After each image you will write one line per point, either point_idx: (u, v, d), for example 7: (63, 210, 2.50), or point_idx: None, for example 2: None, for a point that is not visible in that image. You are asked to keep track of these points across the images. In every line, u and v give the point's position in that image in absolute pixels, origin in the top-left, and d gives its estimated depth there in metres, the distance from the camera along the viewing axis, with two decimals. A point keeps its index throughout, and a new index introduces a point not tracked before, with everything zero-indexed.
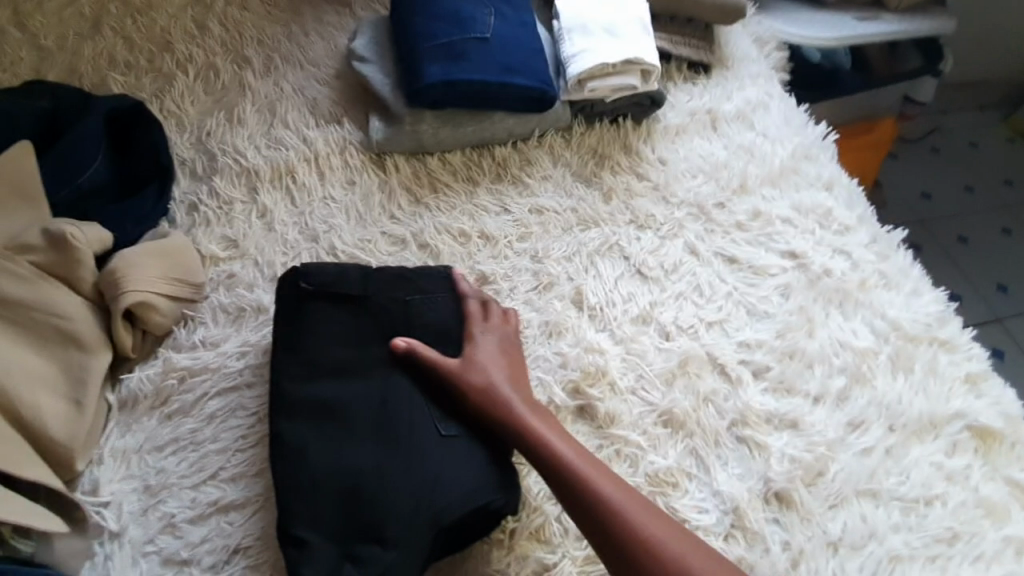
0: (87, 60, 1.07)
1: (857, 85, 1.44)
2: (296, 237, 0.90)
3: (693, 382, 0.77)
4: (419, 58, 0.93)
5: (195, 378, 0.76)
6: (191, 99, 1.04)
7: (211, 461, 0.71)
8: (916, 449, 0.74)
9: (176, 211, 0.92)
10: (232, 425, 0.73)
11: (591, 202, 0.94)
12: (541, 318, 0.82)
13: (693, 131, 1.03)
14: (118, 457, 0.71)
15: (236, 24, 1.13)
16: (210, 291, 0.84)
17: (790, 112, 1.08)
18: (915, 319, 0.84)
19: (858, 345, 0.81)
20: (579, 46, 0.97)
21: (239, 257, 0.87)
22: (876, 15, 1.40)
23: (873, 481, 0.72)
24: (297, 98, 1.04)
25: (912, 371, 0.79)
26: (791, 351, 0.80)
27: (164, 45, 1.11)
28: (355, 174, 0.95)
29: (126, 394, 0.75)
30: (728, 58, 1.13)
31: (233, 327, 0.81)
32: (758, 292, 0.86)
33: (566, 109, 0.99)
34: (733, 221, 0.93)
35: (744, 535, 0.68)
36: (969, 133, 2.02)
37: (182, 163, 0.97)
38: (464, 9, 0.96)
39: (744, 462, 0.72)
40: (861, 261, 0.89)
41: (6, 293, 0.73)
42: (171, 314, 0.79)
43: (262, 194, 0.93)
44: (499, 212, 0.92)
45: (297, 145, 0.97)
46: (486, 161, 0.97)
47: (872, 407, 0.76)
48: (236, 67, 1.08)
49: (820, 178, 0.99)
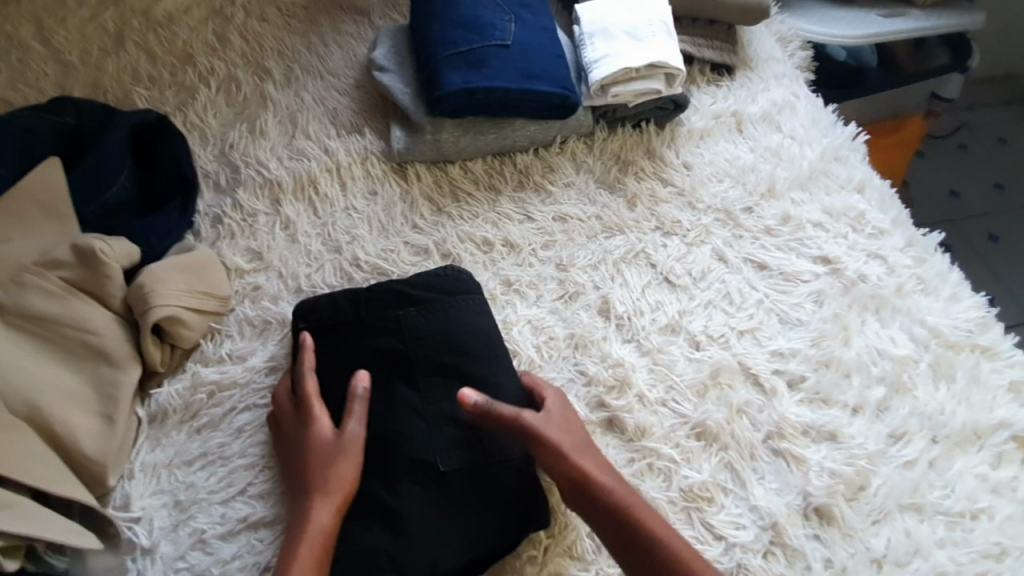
0: (111, 74, 1.08)
1: (883, 82, 1.41)
2: (320, 249, 0.89)
3: (725, 393, 0.75)
4: (439, 67, 0.91)
5: (224, 392, 0.76)
6: (213, 111, 1.05)
7: (240, 477, 0.71)
8: (959, 461, 0.72)
9: (200, 224, 0.92)
10: (260, 440, 0.73)
11: (616, 209, 0.92)
12: (568, 328, 0.81)
13: (718, 135, 1.01)
14: (148, 472, 0.71)
15: (256, 36, 1.14)
16: (236, 304, 0.84)
17: (818, 113, 1.05)
18: (956, 325, 0.81)
19: (896, 353, 0.78)
20: (602, 51, 0.95)
21: (264, 269, 0.87)
22: (902, 11, 1.37)
23: (916, 495, 0.69)
24: (318, 108, 1.04)
25: (954, 379, 0.77)
26: (827, 361, 0.78)
27: (186, 58, 1.11)
28: (377, 184, 0.95)
29: (155, 408, 0.75)
30: (752, 58, 1.11)
31: (260, 340, 0.81)
32: (790, 299, 0.84)
33: (588, 114, 0.98)
34: (762, 226, 0.91)
35: (783, 551, 0.66)
36: (998, 128, 1.96)
37: (206, 176, 0.97)
38: (484, 15, 0.94)
39: (781, 475, 0.70)
40: (897, 266, 0.87)
41: (38, 309, 0.74)
42: (198, 328, 0.79)
43: (285, 206, 0.93)
44: (522, 220, 0.91)
45: (319, 156, 0.97)
46: (508, 169, 0.96)
47: (914, 417, 0.74)
48: (257, 80, 1.09)
49: (851, 180, 0.96)
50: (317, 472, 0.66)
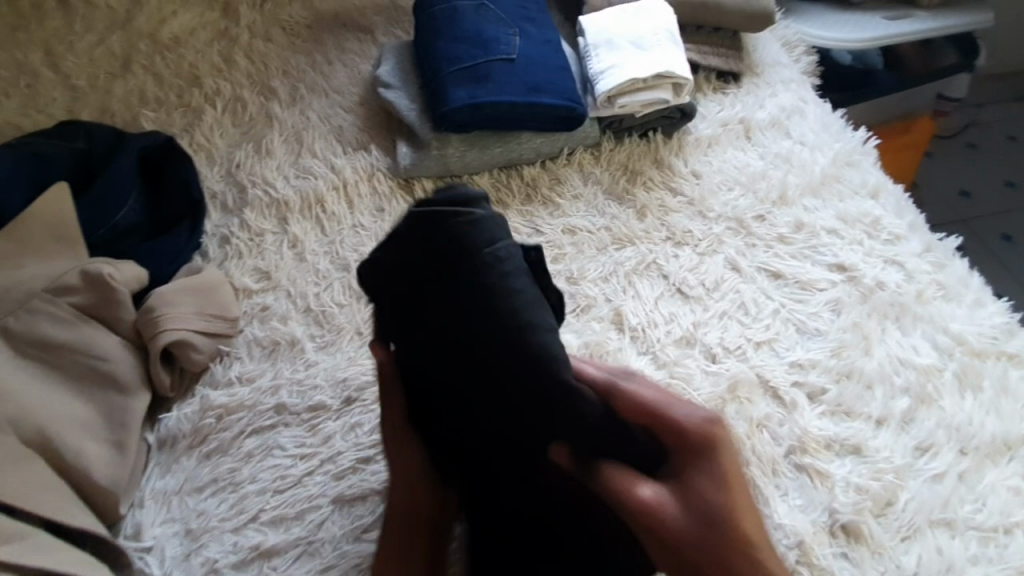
0: (119, 98, 1.09)
1: (892, 84, 1.40)
2: (328, 267, 0.89)
3: (745, 407, 0.73)
4: (444, 82, 0.91)
5: (232, 415, 0.75)
6: (220, 132, 1.05)
7: (251, 503, 0.69)
8: (990, 473, 0.69)
9: (209, 245, 0.92)
10: (270, 465, 0.72)
11: (626, 220, 0.91)
12: (581, 341, 0.79)
13: (727, 142, 1.00)
14: (159, 499, 0.70)
15: (261, 56, 1.15)
16: (245, 325, 0.83)
17: (827, 117, 1.04)
18: (981, 332, 0.79)
19: (920, 362, 0.76)
20: (606, 63, 0.94)
21: (272, 289, 0.87)
22: (907, 13, 1.35)
23: (947, 510, 0.67)
24: (323, 126, 1.04)
25: (981, 389, 0.75)
26: (848, 371, 0.76)
27: (192, 79, 1.12)
28: (384, 201, 0.94)
29: (164, 432, 0.75)
30: (758, 64, 1.10)
31: (268, 361, 0.80)
32: (807, 308, 0.82)
33: (594, 125, 0.97)
34: (775, 234, 0.89)
35: (812, 572, 0.64)
36: (1009, 126, 1.93)
37: (214, 197, 0.98)
38: (488, 30, 0.94)
39: (805, 492, 0.68)
40: (916, 272, 0.85)
41: (48, 336, 0.73)
42: (208, 350, 0.79)
43: (293, 225, 0.92)
44: (530, 233, 0.90)
45: (326, 174, 0.97)
46: (515, 182, 0.95)
47: (941, 429, 0.72)
48: (263, 99, 1.09)
49: (865, 185, 0.94)
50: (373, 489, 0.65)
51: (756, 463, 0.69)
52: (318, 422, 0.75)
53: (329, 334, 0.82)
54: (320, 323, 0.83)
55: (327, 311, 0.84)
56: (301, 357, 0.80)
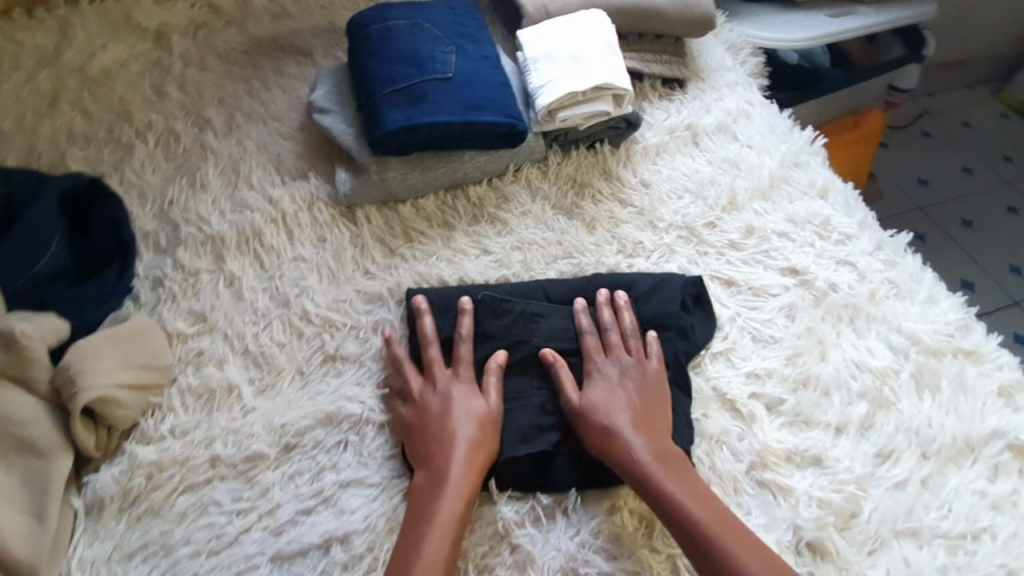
0: (45, 137, 1.03)
1: (840, 80, 1.40)
2: (267, 304, 0.85)
3: (701, 424, 0.71)
4: (379, 105, 0.87)
5: (165, 472, 0.71)
6: (153, 167, 1.01)
7: (185, 566, 0.65)
8: (953, 477, 0.68)
9: (141, 287, 0.87)
10: (205, 523, 0.68)
11: (575, 234, 0.89)
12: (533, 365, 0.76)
13: (674, 149, 0.98)
14: (86, 570, 0.66)
15: (195, 85, 1.10)
16: (179, 372, 0.79)
17: (774, 119, 1.03)
18: (935, 330, 0.78)
19: (876, 365, 0.75)
20: (544, 77, 0.92)
21: (208, 331, 0.83)
22: (850, 10, 1.36)
23: (912, 519, 0.65)
24: (261, 155, 1.00)
25: (939, 388, 0.73)
26: (805, 380, 0.74)
27: (124, 114, 1.07)
28: (325, 230, 0.91)
29: (92, 496, 0.70)
30: (703, 69, 1.09)
31: (205, 411, 0.76)
32: (762, 316, 0.80)
33: (539, 140, 0.94)
34: (726, 241, 0.87)
35: None
36: (958, 114, 1.98)
37: (146, 236, 0.93)
38: (422, 49, 0.91)
39: (768, 509, 0.66)
40: (868, 272, 0.84)
41: None
42: (136, 404, 0.75)
43: (229, 261, 0.88)
44: (478, 254, 0.88)
45: (263, 206, 0.93)
46: (461, 203, 0.92)
47: (901, 433, 0.70)
48: (197, 131, 1.05)
49: (813, 185, 0.94)
50: (435, 455, 0.66)
51: (714, 483, 0.67)
52: (257, 472, 0.71)
53: (269, 375, 0.79)
54: (260, 365, 0.80)
55: (267, 351, 0.81)
56: (239, 405, 0.76)
